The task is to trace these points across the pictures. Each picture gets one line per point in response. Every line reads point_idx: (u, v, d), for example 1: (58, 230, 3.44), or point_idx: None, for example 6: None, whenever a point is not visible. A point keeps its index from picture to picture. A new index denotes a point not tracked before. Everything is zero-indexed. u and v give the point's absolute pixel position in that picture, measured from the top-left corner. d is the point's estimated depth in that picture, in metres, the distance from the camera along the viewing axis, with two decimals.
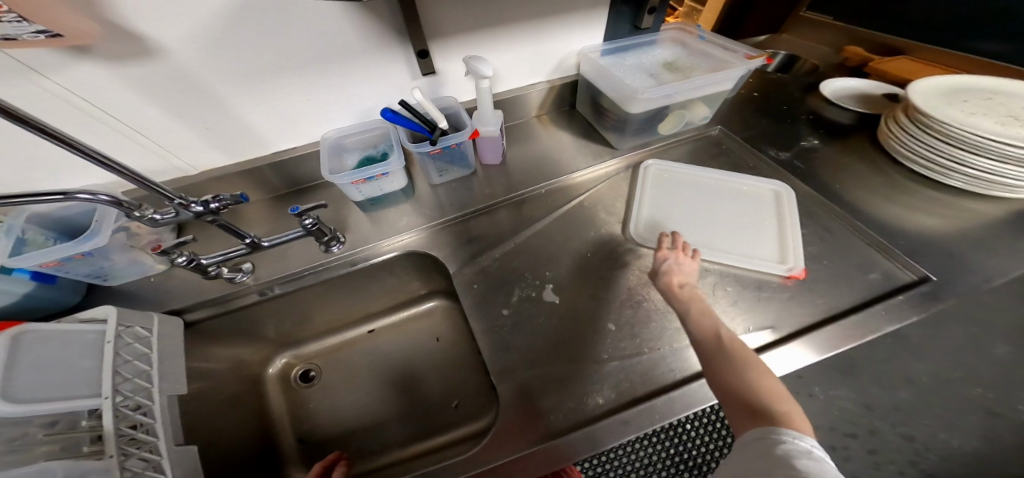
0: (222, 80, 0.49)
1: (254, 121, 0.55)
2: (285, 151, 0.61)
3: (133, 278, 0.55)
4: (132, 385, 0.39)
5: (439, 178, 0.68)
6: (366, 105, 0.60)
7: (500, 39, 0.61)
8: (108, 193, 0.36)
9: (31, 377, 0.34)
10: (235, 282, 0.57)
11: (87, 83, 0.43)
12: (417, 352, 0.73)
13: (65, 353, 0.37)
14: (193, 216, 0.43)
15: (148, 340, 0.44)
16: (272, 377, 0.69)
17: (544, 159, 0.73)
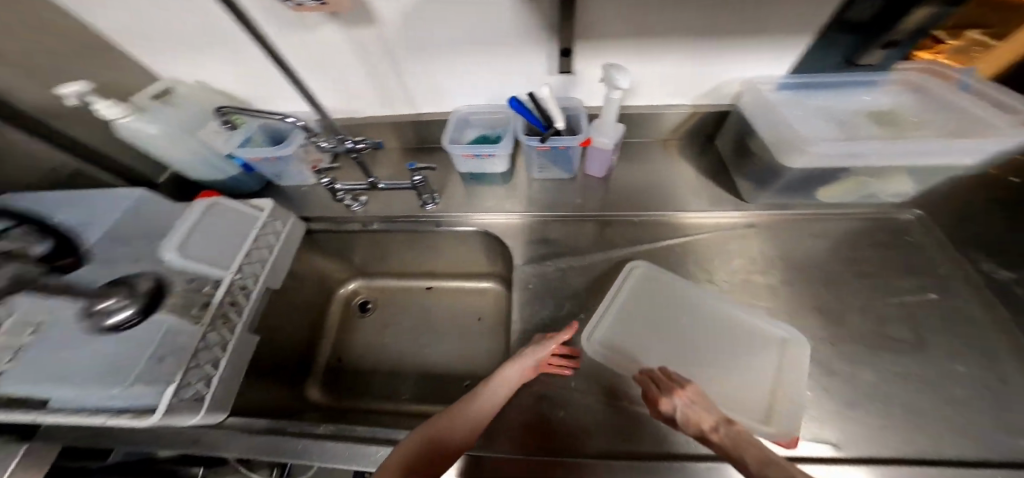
0: (405, 53, 0.55)
1: (415, 87, 0.62)
2: (425, 114, 0.67)
3: (296, 183, 0.71)
4: (251, 270, 0.52)
5: (539, 174, 0.68)
6: (500, 90, 0.62)
7: (658, 52, 0.55)
8: (298, 118, 0.47)
9: (204, 236, 0.49)
10: (350, 209, 0.68)
11: (329, 39, 0.53)
12: (459, 323, 0.77)
13: (232, 226, 0.52)
14: (345, 151, 0.53)
15: (280, 235, 0.58)
16: (340, 295, 0.82)
17: (656, 185, 0.67)
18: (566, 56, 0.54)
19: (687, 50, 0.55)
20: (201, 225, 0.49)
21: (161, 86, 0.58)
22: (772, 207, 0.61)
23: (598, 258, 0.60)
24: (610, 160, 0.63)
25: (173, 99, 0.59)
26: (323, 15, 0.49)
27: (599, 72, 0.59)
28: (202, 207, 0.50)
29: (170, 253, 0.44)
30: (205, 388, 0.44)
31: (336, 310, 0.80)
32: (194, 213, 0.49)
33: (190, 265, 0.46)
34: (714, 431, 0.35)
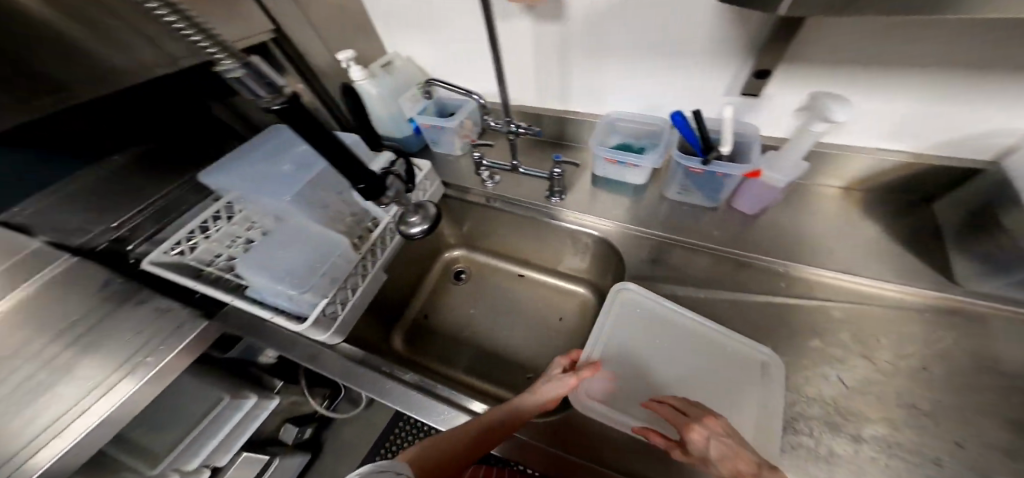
0: (580, 54, 0.58)
1: (577, 83, 0.62)
2: (574, 113, 0.68)
3: (443, 152, 0.82)
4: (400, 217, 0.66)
5: (676, 193, 0.65)
6: (661, 102, 0.59)
7: (888, 81, 0.47)
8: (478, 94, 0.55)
9: None
10: (483, 185, 0.74)
11: (516, 29, 0.58)
12: (540, 317, 0.78)
13: None
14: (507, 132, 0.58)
15: (427, 193, 0.70)
16: (444, 258, 0.90)
17: (822, 237, 0.56)
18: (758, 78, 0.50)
19: (915, 79, 0.45)
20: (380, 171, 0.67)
21: (388, 58, 0.74)
22: (998, 307, 0.46)
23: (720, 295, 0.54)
24: (769, 198, 0.57)
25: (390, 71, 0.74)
26: (523, 7, 0.54)
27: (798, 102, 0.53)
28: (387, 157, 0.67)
29: None
30: (339, 310, 0.56)
31: (439, 267, 0.89)
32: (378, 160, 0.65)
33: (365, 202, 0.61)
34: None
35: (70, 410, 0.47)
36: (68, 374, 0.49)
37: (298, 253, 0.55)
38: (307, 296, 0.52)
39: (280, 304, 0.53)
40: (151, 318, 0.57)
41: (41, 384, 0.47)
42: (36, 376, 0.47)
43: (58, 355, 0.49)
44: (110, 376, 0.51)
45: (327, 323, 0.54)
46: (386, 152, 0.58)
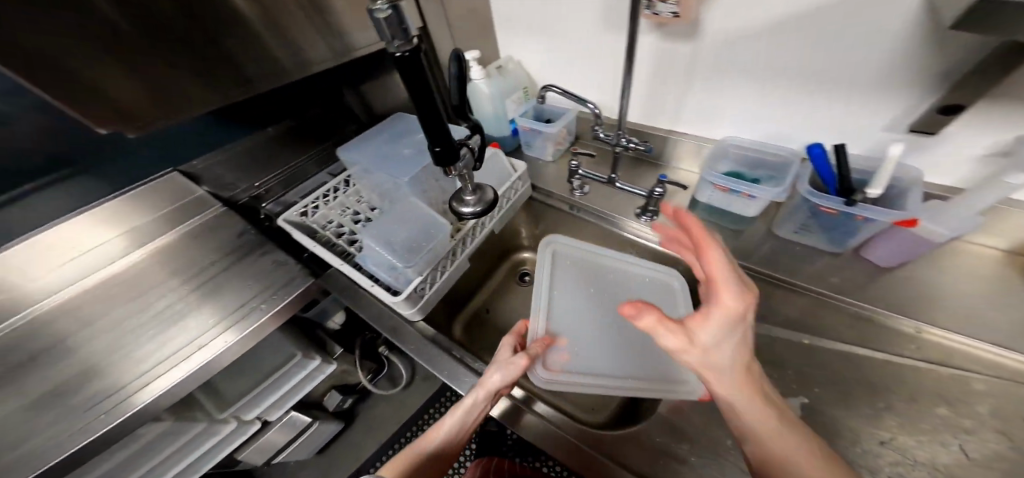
0: (703, 75, 0.57)
1: (690, 104, 0.62)
2: (680, 133, 0.67)
3: (533, 156, 0.87)
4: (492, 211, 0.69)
5: (791, 233, 0.55)
6: (786, 132, 0.56)
7: None
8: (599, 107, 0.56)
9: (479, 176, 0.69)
10: (573, 194, 0.76)
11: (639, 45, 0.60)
12: None
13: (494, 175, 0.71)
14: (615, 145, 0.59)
15: (518, 192, 0.72)
16: (516, 258, 0.94)
17: (973, 311, 0.47)
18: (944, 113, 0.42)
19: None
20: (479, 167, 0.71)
21: (503, 60, 0.82)
22: None
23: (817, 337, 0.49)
24: (916, 253, 0.48)
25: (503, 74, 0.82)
26: (653, 24, 0.56)
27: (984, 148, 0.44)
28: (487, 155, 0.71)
29: None
30: (428, 289, 0.59)
31: (508, 266, 0.92)
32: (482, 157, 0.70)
33: None
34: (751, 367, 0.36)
35: (187, 346, 0.54)
36: (195, 309, 0.58)
37: (402, 231, 0.62)
38: (407, 271, 0.56)
39: (381, 275, 0.59)
40: (268, 269, 0.65)
41: (174, 312, 0.58)
42: (172, 304, 0.59)
43: (190, 292, 0.61)
44: (219, 323, 0.57)
45: (415, 298, 0.58)
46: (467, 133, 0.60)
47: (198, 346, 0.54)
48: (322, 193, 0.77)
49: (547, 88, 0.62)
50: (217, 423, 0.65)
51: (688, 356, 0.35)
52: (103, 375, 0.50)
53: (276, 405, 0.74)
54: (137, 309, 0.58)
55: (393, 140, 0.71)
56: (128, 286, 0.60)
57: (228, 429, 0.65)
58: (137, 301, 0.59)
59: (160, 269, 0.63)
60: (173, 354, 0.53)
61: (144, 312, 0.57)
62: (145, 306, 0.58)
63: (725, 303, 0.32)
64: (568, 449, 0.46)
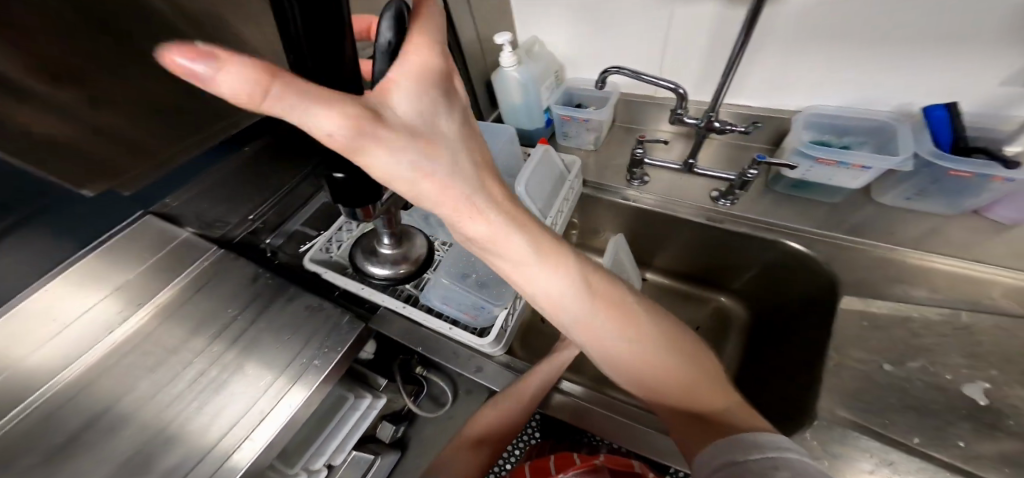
0: (779, 45, 0.55)
1: (758, 74, 0.60)
2: (741, 106, 0.65)
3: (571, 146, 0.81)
4: (557, 217, 0.64)
5: (903, 201, 0.53)
6: (870, 96, 0.55)
7: None
8: (684, 87, 0.51)
9: (535, 180, 0.62)
10: (631, 184, 0.70)
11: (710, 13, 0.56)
12: None
13: (547, 175, 0.64)
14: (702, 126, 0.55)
15: (571, 193, 0.68)
16: None
17: None
18: None
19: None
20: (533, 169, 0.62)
21: (528, 42, 0.75)
22: None
23: (933, 300, 0.46)
24: None
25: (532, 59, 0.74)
26: None
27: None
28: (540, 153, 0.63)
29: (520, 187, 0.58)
30: (510, 324, 0.52)
31: None
32: (537, 155, 0.63)
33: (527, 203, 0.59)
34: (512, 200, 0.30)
35: (248, 408, 0.40)
36: (239, 371, 0.43)
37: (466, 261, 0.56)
38: (493, 309, 0.51)
39: (456, 314, 0.53)
40: (302, 319, 0.50)
41: (213, 381, 0.41)
42: (208, 373, 0.42)
43: (223, 354, 0.44)
44: (278, 379, 0.43)
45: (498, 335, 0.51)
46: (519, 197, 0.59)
47: (262, 413, 0.40)
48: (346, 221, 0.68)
49: (607, 72, 0.56)
50: None
51: (479, 228, 0.29)
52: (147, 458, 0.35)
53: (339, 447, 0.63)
54: (158, 387, 0.39)
55: None
56: (137, 358, 0.40)
57: None
58: (154, 378, 0.40)
59: (170, 330, 0.44)
60: (232, 421, 0.39)
61: (167, 394, 0.39)
62: (164, 387, 0.39)
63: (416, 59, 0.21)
64: (617, 431, 0.52)
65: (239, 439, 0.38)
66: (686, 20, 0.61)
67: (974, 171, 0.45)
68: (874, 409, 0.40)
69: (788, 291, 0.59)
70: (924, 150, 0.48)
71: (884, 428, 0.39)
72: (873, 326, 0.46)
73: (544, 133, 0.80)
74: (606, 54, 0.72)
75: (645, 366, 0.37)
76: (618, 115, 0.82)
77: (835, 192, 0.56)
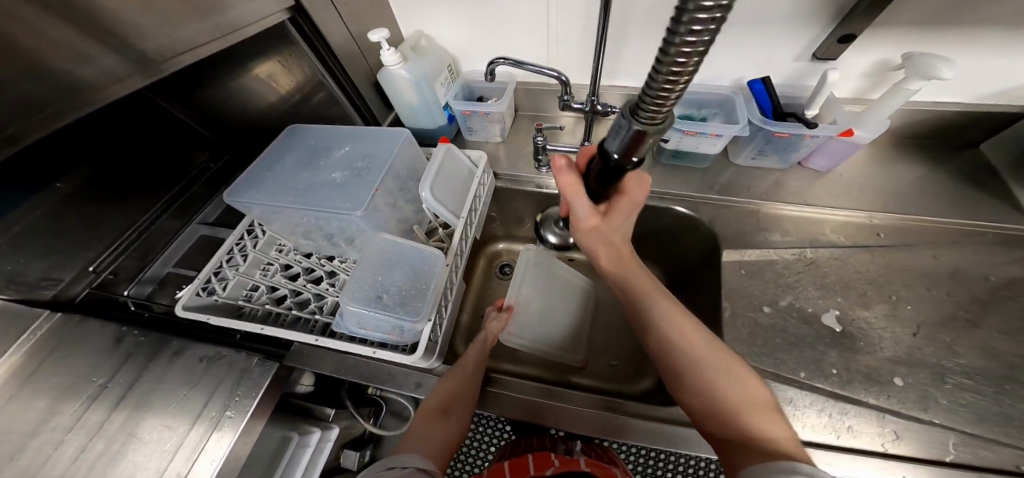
0: (641, 30, 0.60)
1: (631, 58, 0.65)
2: (624, 87, 0.71)
3: (479, 139, 0.81)
4: (472, 215, 0.63)
5: (748, 160, 0.64)
6: (719, 72, 0.63)
7: (946, 39, 0.51)
8: (565, 74, 0.53)
9: (442, 182, 0.60)
10: (539, 170, 0.76)
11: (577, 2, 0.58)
12: (609, 304, 0.83)
13: (455, 175, 0.63)
14: (591, 111, 0.57)
15: (483, 189, 0.68)
16: (489, 250, 0.91)
17: (881, 185, 0.60)
18: (840, 42, 0.52)
19: (973, 36, 0.50)
20: (439, 168, 0.60)
21: (415, 36, 0.71)
22: None
23: (786, 242, 0.56)
24: (847, 155, 0.58)
25: (419, 53, 0.70)
26: None
27: (867, 65, 0.56)
28: (443, 151, 0.60)
29: (425, 192, 0.56)
30: (439, 334, 0.52)
31: (486, 258, 0.89)
32: (440, 153, 0.60)
33: (435, 206, 0.57)
34: (626, 254, 0.50)
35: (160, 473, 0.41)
36: (134, 437, 0.43)
37: (377, 282, 0.52)
38: (414, 326, 0.48)
39: (379, 337, 0.50)
40: (200, 371, 0.49)
41: (104, 454, 0.41)
42: (94, 447, 0.42)
43: (104, 425, 0.43)
44: (194, 429, 0.44)
45: (427, 349, 0.49)
46: (427, 205, 0.56)
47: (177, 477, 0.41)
48: (226, 256, 0.58)
49: (493, 62, 0.54)
50: None
51: (601, 255, 0.51)
52: None
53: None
54: (34, 469, 0.39)
55: (308, 164, 0.58)
56: None
57: None
58: (20, 466, 0.39)
59: (23, 412, 0.42)
60: None
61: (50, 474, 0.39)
62: (40, 470, 0.39)
63: (625, 188, 0.44)
64: (570, 415, 0.55)
65: None
66: (564, 6, 0.61)
67: (789, 132, 0.55)
68: (766, 351, 0.48)
69: (688, 251, 0.66)
70: (754, 118, 0.57)
71: (776, 368, 0.46)
72: (748, 272, 0.54)
73: (448, 130, 0.77)
74: (497, 40, 0.70)
75: (693, 383, 0.41)
76: (522, 104, 0.83)
77: (701, 159, 0.64)
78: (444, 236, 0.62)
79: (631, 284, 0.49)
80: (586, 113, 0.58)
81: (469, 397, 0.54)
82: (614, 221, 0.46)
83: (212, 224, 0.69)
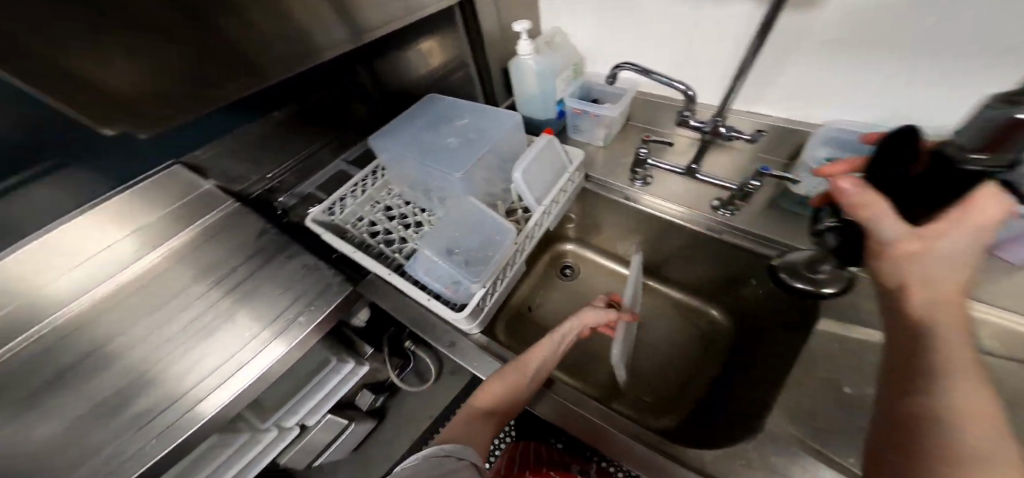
0: (804, 55, 0.60)
1: (780, 83, 0.66)
2: (761, 114, 0.72)
3: (580, 140, 0.82)
4: (551, 206, 0.65)
5: None
6: None
7: None
8: (694, 89, 0.49)
9: (534, 170, 0.63)
10: (634, 183, 0.76)
11: (734, 14, 0.56)
12: (662, 338, 0.83)
13: (548, 166, 0.66)
14: (708, 131, 0.53)
15: (569, 187, 0.70)
16: (557, 248, 0.94)
17: None
18: None
19: None
20: (536, 155, 0.64)
21: (552, 32, 0.75)
22: None
23: None
24: None
25: (552, 47, 0.74)
26: None
27: None
28: (544, 142, 0.65)
29: (518, 173, 0.60)
30: (487, 302, 0.55)
31: (551, 255, 0.93)
32: (541, 143, 0.64)
33: (520, 188, 0.60)
34: (947, 301, 0.33)
35: (231, 358, 0.56)
36: (230, 321, 0.60)
37: (454, 238, 0.58)
38: (469, 286, 0.52)
39: (437, 287, 0.55)
40: (295, 277, 0.66)
41: (204, 326, 0.59)
42: (200, 320, 0.59)
43: (213, 305, 0.61)
44: (265, 328, 0.60)
45: (474, 311, 0.53)
46: (516, 186, 0.60)
47: (239, 363, 0.55)
48: (351, 188, 0.72)
49: (618, 66, 0.53)
50: (260, 431, 0.71)
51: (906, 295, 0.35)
52: (158, 374, 0.53)
53: (315, 411, 0.78)
54: (152, 328, 0.57)
55: (431, 127, 0.67)
56: (140, 302, 0.59)
57: (270, 436, 0.71)
58: (154, 317, 0.58)
59: (176, 277, 0.63)
60: (222, 366, 0.55)
61: (163, 333, 0.57)
62: (159, 329, 0.57)
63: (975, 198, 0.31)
64: (589, 430, 0.52)
65: (218, 381, 0.54)
66: (714, 21, 0.58)
67: None
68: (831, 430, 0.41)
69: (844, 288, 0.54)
70: None
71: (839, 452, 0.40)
72: None
73: (555, 124, 0.80)
74: (629, 47, 0.71)
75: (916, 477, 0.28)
76: (634, 114, 0.82)
77: None
78: (520, 219, 0.65)
79: (930, 347, 0.32)
80: (702, 133, 0.54)
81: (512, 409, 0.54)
82: (929, 246, 0.33)
83: (350, 162, 0.86)
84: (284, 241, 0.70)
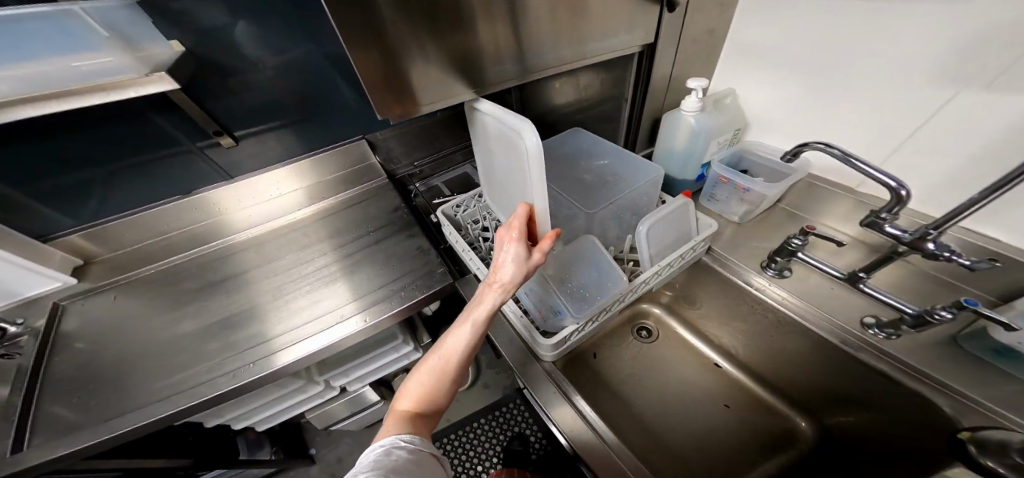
0: None
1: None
2: (975, 233, 0.59)
3: (714, 208, 0.80)
4: (666, 271, 0.62)
5: None
6: None
7: None
8: (910, 190, 0.41)
9: (660, 230, 0.61)
10: (764, 269, 0.71)
11: (990, 105, 0.48)
12: (710, 416, 0.76)
13: (672, 231, 0.63)
14: (909, 239, 0.46)
15: (689, 260, 0.65)
16: (640, 308, 0.92)
17: None
18: None
19: None
20: (668, 213, 0.62)
21: (722, 93, 0.75)
22: None
23: None
24: None
25: (716, 108, 0.74)
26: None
27: None
28: (679, 204, 0.63)
29: (644, 225, 0.58)
30: (572, 337, 0.55)
31: (632, 312, 0.91)
32: (675, 204, 0.62)
33: (642, 241, 0.59)
34: None
35: (335, 310, 0.70)
36: (347, 274, 0.76)
37: (563, 263, 0.60)
38: (568, 318, 0.54)
39: (530, 306, 0.58)
40: (408, 255, 0.79)
41: (327, 275, 0.77)
42: (327, 268, 0.78)
43: (340, 259, 0.79)
44: (363, 296, 0.72)
45: (559, 343, 0.53)
46: (638, 234, 0.59)
47: (339, 317, 0.69)
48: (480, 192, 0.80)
49: (805, 144, 0.48)
50: (311, 383, 0.93)
51: None
52: (287, 297, 0.73)
53: (358, 379, 1.02)
54: (300, 262, 0.80)
55: (571, 160, 0.71)
56: (295, 240, 0.84)
57: (314, 390, 0.94)
58: (298, 255, 0.81)
59: (318, 230, 0.86)
60: (324, 314, 0.70)
61: (303, 270, 0.78)
62: (301, 264, 0.79)
63: None
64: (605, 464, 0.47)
65: (320, 327, 0.67)
66: (953, 110, 0.51)
67: None
68: None
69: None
70: None
71: None
72: None
73: (692, 186, 0.80)
74: (821, 120, 0.66)
75: None
76: (788, 195, 0.78)
77: None
78: (628, 270, 0.64)
79: None
80: (901, 238, 0.46)
81: (443, 406, 0.49)
82: None
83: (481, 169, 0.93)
84: (408, 222, 0.85)
